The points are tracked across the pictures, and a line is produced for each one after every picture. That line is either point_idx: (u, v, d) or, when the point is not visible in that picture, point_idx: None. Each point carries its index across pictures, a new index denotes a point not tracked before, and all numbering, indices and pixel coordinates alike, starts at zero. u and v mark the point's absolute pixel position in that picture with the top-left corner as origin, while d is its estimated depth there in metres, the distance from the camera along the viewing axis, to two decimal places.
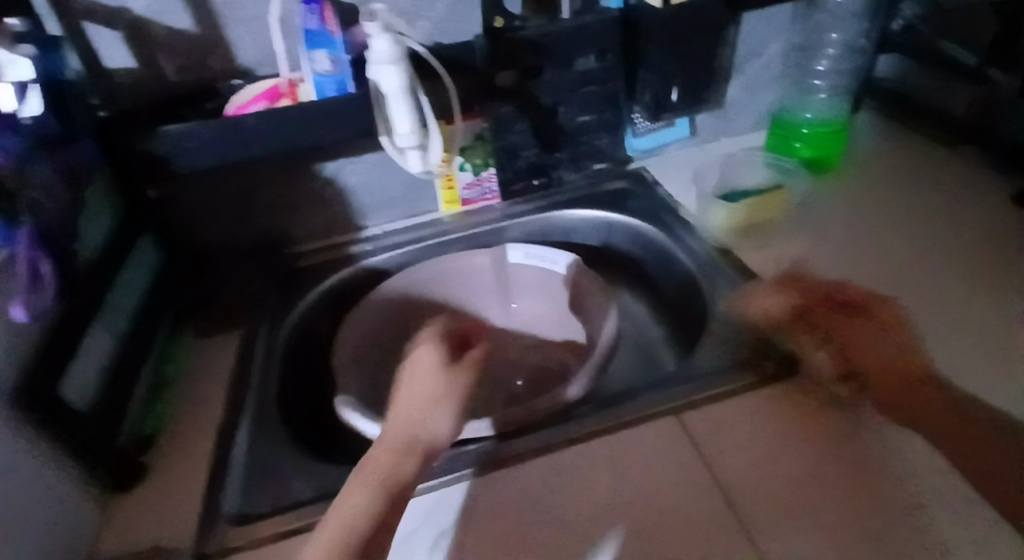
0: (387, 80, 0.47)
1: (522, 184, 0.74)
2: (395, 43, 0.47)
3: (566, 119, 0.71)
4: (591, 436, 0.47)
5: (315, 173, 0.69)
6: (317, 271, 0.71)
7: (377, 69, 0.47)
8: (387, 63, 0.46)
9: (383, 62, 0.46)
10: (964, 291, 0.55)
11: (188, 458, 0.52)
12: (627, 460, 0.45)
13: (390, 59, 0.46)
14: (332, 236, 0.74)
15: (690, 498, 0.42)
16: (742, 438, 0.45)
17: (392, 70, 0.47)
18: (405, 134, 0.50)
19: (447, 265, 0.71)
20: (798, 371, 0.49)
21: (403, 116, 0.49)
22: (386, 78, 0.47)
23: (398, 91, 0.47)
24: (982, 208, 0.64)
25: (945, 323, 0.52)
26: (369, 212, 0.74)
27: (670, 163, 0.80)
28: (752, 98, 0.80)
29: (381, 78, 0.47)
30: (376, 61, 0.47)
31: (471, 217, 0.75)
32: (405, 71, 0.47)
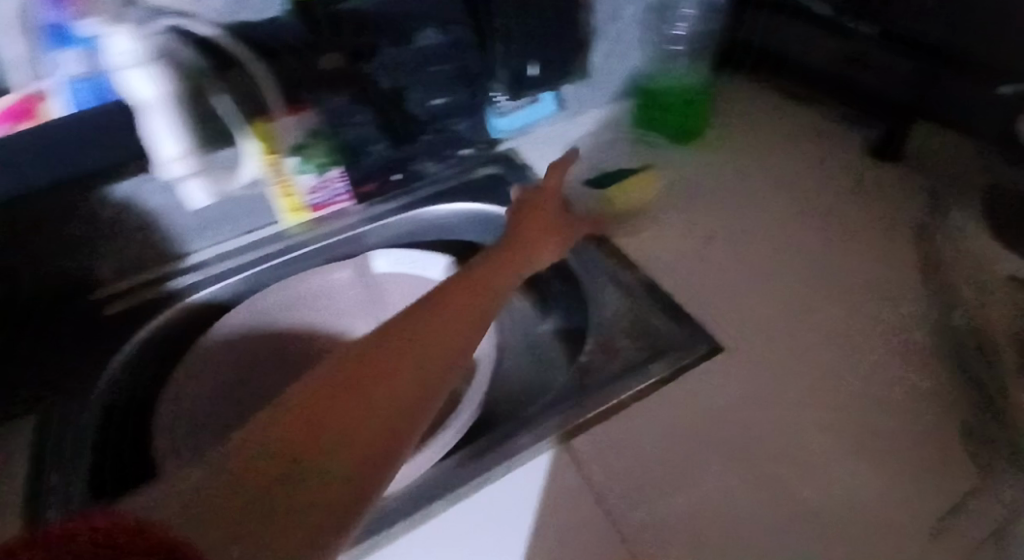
0: (144, 89, 0.45)
1: (378, 181, 0.66)
2: (144, 46, 0.45)
3: (415, 105, 0.63)
4: (474, 481, 0.40)
5: (104, 199, 0.55)
6: (134, 314, 0.58)
7: (124, 78, 0.45)
8: (137, 67, 0.45)
9: (129, 66, 0.45)
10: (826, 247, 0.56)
11: None
12: (519, 504, 0.39)
13: (141, 62, 0.45)
14: (151, 269, 0.61)
15: (597, 528, 0.38)
16: (640, 455, 0.40)
17: (147, 74, 0.45)
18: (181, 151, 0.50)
19: (303, 285, 0.64)
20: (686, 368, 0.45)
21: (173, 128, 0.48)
22: (142, 86, 0.45)
23: (161, 100, 0.47)
24: (836, 158, 0.66)
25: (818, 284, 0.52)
26: (190, 236, 0.62)
27: (537, 143, 0.74)
28: (615, 65, 0.75)
29: (135, 84, 0.45)
30: (121, 66, 0.44)
31: (322, 226, 0.65)
32: (169, 81, 0.47)
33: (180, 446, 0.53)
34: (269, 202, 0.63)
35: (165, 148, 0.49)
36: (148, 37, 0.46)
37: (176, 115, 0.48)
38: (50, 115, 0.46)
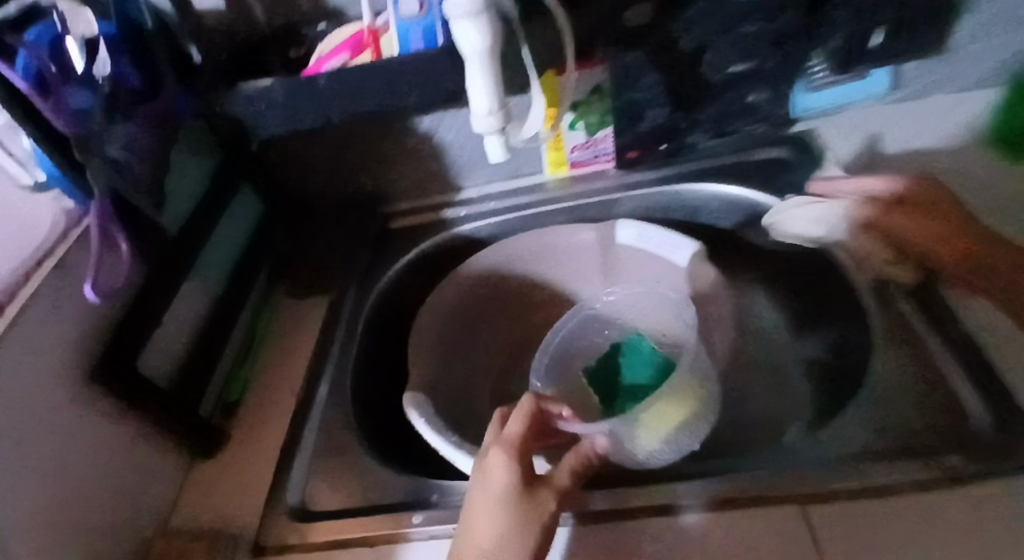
0: (469, 41, 0.40)
1: (644, 150, 0.62)
2: None
3: (711, 70, 0.57)
4: (688, 510, 0.37)
5: (410, 128, 0.62)
6: (409, 234, 0.66)
7: (457, 28, 0.41)
8: (468, 18, 0.40)
9: (461, 15, 0.40)
10: None
11: (260, 430, 0.52)
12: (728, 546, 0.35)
13: (475, 12, 0.40)
14: (426, 196, 0.68)
15: None
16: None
17: (478, 26, 0.40)
18: (485, 119, 0.43)
19: (547, 240, 0.62)
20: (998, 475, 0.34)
21: (484, 93, 0.42)
22: (466, 36, 0.40)
23: (481, 53, 0.41)
24: None
25: None
26: (467, 172, 0.66)
27: (849, 128, 0.62)
28: (994, 38, 0.58)
29: (464, 37, 0.41)
30: (455, 18, 0.40)
31: (582, 184, 0.64)
32: (490, 30, 0.41)
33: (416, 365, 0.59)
34: (539, 157, 0.65)
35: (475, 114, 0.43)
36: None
37: (493, 71, 0.42)
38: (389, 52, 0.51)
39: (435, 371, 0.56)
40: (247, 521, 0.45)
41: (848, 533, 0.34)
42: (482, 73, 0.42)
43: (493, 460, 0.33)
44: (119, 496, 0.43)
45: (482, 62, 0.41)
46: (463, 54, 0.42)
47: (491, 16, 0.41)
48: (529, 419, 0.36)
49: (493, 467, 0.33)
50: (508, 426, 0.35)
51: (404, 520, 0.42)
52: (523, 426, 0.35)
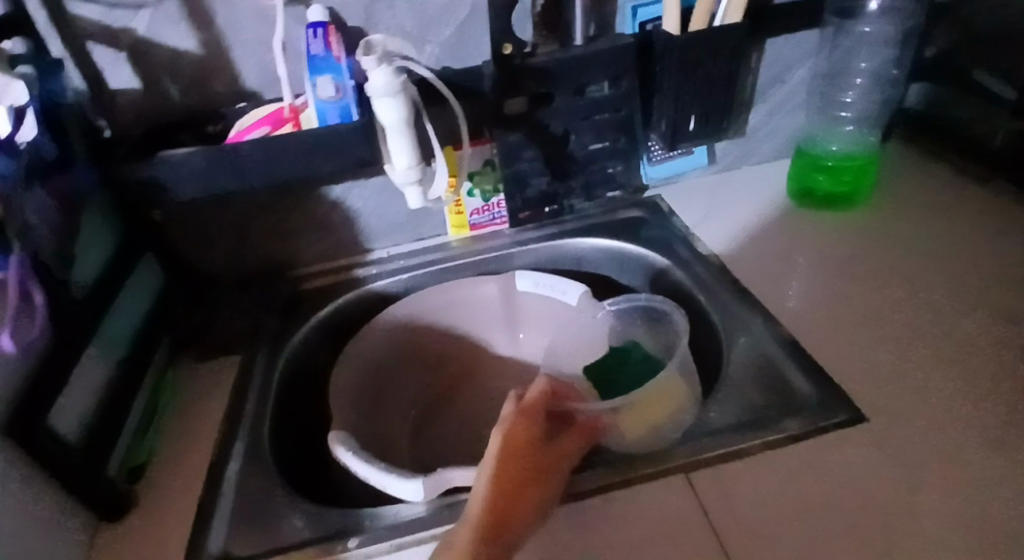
0: (387, 114, 0.50)
1: (531, 212, 0.73)
2: (393, 73, 0.50)
3: (578, 147, 0.70)
4: (600, 489, 0.44)
5: (321, 197, 0.68)
6: (320, 295, 0.69)
7: (377, 103, 0.50)
8: (387, 97, 0.50)
9: (382, 94, 0.50)
10: (992, 330, 0.52)
11: (173, 493, 0.51)
12: (633, 514, 0.42)
13: (394, 92, 0.50)
14: (337, 259, 0.72)
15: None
16: (755, 506, 0.41)
17: (394, 103, 0.50)
18: (405, 171, 0.54)
19: (453, 293, 0.69)
20: (817, 432, 0.45)
21: (405, 151, 0.53)
22: (385, 111, 0.50)
23: (399, 124, 0.51)
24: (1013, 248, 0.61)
25: (979, 377, 0.48)
26: (376, 235, 0.72)
27: (688, 192, 0.78)
28: (776, 124, 0.78)
29: (382, 110, 0.50)
30: (375, 96, 0.50)
31: (480, 242, 0.73)
32: (406, 106, 0.51)
33: None
34: (442, 220, 0.73)
35: (396, 168, 0.54)
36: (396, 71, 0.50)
37: (411, 136, 0.52)
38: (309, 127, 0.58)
39: (354, 417, 0.59)
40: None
41: (721, 488, 0.42)
42: (401, 140, 0.52)
43: (511, 419, 0.44)
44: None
45: (400, 130, 0.51)
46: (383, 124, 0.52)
47: (405, 93, 0.51)
48: (545, 394, 0.46)
49: (513, 427, 0.43)
50: (528, 395, 0.46)
51: (338, 547, 0.43)
52: (538, 398, 0.46)
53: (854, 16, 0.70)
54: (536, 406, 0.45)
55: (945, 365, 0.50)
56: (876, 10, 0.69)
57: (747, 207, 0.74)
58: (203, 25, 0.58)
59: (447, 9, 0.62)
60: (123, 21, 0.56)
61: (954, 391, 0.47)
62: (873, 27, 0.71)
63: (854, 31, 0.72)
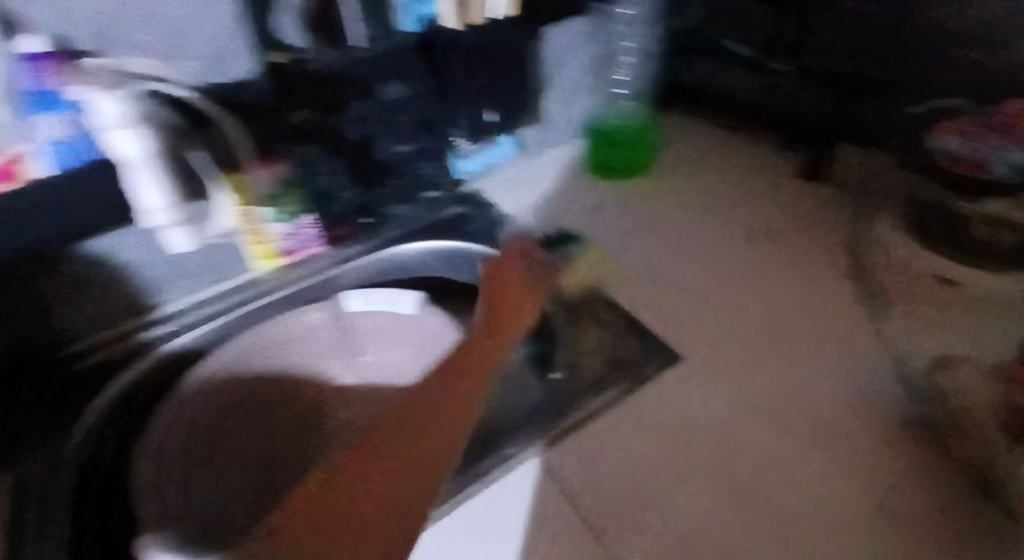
0: (129, 147, 0.47)
1: (347, 227, 0.68)
2: (128, 105, 0.47)
3: (381, 152, 0.67)
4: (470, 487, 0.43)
5: (81, 257, 0.56)
6: (104, 369, 0.59)
7: (110, 136, 0.47)
8: (124, 130, 0.46)
9: (116, 129, 0.46)
10: (760, 270, 0.64)
11: None
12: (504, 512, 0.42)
13: (130, 123, 0.47)
14: (119, 323, 0.62)
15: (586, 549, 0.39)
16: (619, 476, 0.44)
17: (135, 134, 0.47)
18: (156, 207, 0.51)
19: (275, 331, 0.63)
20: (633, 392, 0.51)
21: (153, 189, 0.50)
22: (125, 144, 0.47)
23: (144, 158, 0.48)
24: (764, 195, 0.75)
25: (757, 313, 0.59)
26: (162, 287, 0.64)
27: (501, 182, 0.80)
28: (565, 109, 0.82)
29: (122, 143, 0.47)
30: (109, 129, 0.46)
31: (298, 269, 0.67)
32: (151, 138, 0.48)
33: (160, 482, 0.51)
34: (240, 253, 0.65)
35: (144, 209, 0.50)
36: (131, 103, 0.47)
37: (161, 169, 0.49)
38: (26, 180, 0.45)
39: (178, 498, 0.50)
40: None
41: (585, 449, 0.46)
42: (148, 176, 0.49)
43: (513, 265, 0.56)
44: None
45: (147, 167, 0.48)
46: (119, 160, 0.48)
47: (145, 126, 0.48)
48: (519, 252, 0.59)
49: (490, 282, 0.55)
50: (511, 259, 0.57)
51: None
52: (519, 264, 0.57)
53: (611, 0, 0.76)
54: (502, 271, 0.57)
55: (732, 308, 0.60)
56: None
57: (554, 189, 0.78)
58: None
59: (197, 22, 0.55)
60: None
61: (740, 329, 0.57)
62: (628, 8, 0.78)
63: (612, 14, 0.78)
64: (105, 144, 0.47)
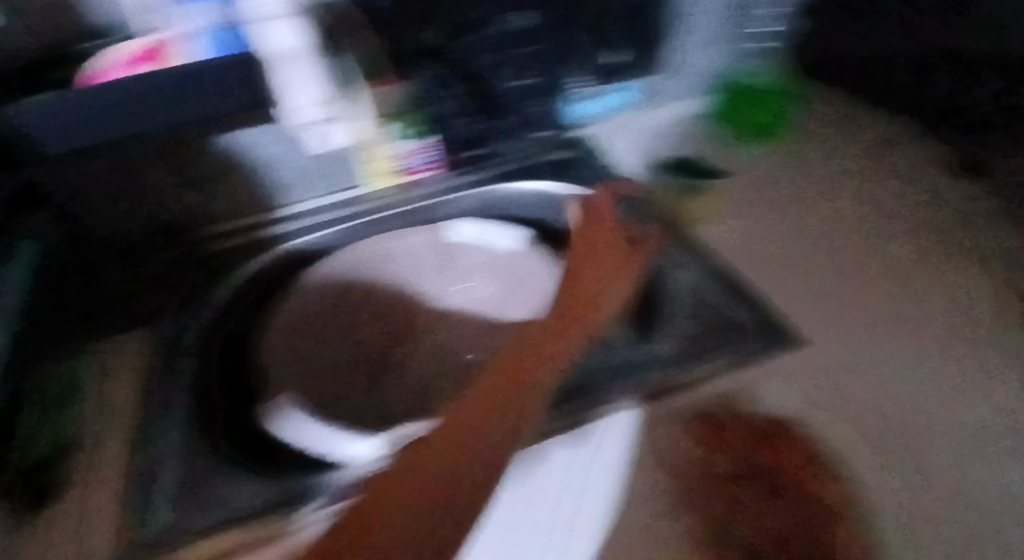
0: (286, 39, 0.47)
1: (462, 156, 0.70)
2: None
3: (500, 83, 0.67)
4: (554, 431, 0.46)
5: (223, 148, 0.60)
6: (235, 256, 0.64)
7: (268, 28, 0.46)
8: (281, 20, 0.46)
9: (276, 20, 0.46)
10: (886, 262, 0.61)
11: (95, 484, 0.44)
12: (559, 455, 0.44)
13: (286, 14, 0.46)
14: (247, 217, 0.66)
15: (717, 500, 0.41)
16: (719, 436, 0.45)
17: (291, 26, 0.47)
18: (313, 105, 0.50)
19: (386, 246, 0.66)
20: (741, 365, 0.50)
21: (309, 85, 0.49)
22: (281, 35, 0.47)
23: (300, 49, 0.47)
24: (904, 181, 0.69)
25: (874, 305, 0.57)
26: (286, 189, 0.67)
27: (615, 130, 0.77)
28: (693, 56, 0.77)
29: (279, 36, 0.47)
30: (268, 20, 0.46)
31: (408, 191, 0.69)
32: (307, 31, 0.48)
33: (271, 366, 0.56)
34: (357, 169, 0.67)
35: (300, 106, 0.50)
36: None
37: (317, 64, 0.49)
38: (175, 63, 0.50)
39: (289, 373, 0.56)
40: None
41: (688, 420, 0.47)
42: (307, 68, 0.48)
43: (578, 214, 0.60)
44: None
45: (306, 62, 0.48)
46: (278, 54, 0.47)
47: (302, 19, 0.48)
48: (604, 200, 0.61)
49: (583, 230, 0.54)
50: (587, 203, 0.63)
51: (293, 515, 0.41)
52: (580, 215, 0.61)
53: None
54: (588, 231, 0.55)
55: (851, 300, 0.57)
56: None
57: (672, 146, 0.75)
58: None
59: None
60: None
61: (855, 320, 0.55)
62: None
63: None
64: (263, 39, 0.47)
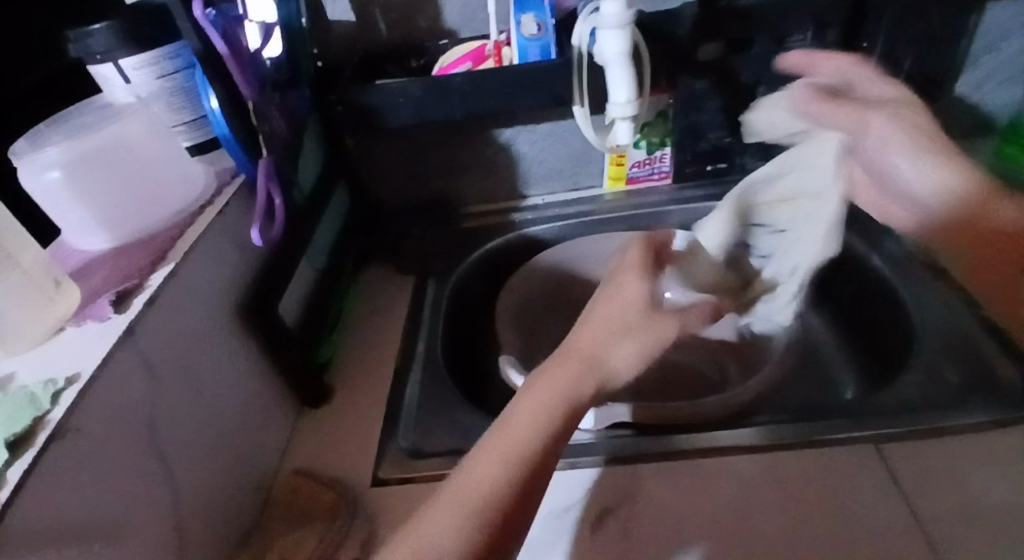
0: (613, 45, 0.49)
1: (695, 168, 0.70)
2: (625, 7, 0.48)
3: None
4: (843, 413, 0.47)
5: (494, 138, 0.71)
6: (481, 231, 0.73)
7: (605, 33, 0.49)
8: (615, 27, 0.48)
9: (610, 25, 0.48)
10: None
11: (360, 389, 0.55)
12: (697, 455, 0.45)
13: (621, 24, 0.48)
14: (496, 200, 0.75)
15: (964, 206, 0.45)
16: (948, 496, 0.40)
17: (617, 35, 0.48)
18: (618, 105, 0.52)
19: (605, 243, 0.70)
20: (1003, 424, 0.44)
21: (621, 82, 0.51)
22: (609, 41, 0.49)
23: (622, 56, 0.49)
24: None
25: None
26: (533, 181, 0.75)
27: None
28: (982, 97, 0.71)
29: (606, 42, 0.49)
30: (607, 24, 0.48)
31: (637, 197, 0.72)
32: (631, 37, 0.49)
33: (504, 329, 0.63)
34: (601, 169, 0.74)
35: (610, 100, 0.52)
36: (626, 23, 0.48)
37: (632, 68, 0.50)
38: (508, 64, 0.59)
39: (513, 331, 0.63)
40: (341, 463, 0.47)
41: (919, 476, 0.42)
42: (626, 67, 0.50)
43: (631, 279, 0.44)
44: (239, 449, 0.44)
45: (621, 61, 0.49)
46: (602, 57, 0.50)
47: (630, 28, 0.49)
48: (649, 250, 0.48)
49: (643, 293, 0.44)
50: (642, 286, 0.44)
51: None
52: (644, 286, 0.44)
53: None
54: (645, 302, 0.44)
55: None
56: None
57: None
58: None
59: None
60: None
61: None
62: None
63: None
64: (596, 44, 0.50)
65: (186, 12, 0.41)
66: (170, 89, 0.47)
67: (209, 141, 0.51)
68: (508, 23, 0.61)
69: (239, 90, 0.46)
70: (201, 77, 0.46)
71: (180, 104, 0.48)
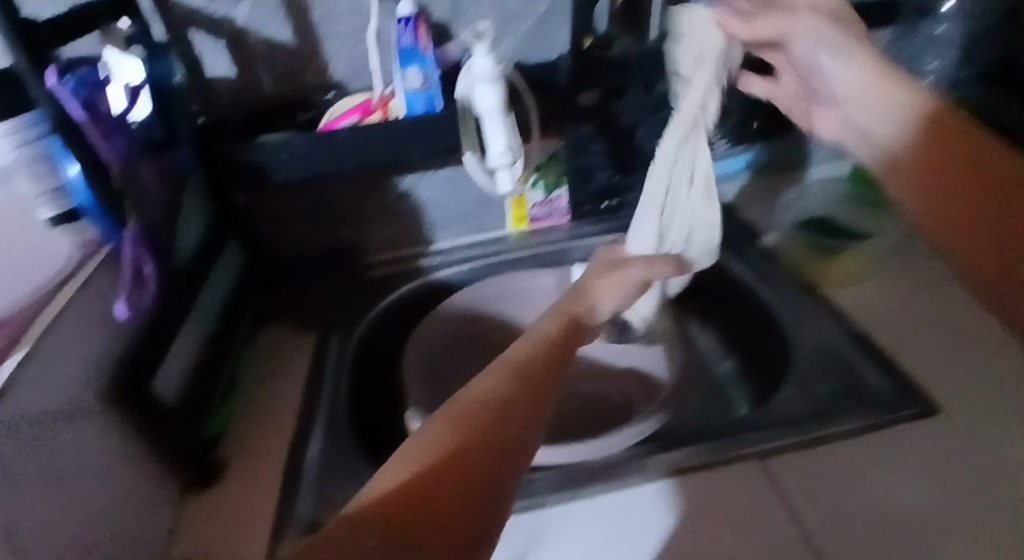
0: (486, 99, 0.53)
1: (590, 206, 0.73)
2: (494, 64, 0.53)
3: (644, 142, 0.69)
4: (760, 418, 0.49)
5: (392, 186, 0.71)
6: (386, 279, 0.72)
7: (479, 88, 0.53)
8: (488, 82, 0.52)
9: (484, 80, 0.53)
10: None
11: (256, 459, 0.52)
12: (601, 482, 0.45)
13: (492, 79, 0.53)
14: (401, 248, 0.75)
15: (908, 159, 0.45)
16: (830, 502, 0.42)
17: (492, 90, 0.53)
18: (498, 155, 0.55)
19: (511, 282, 0.71)
20: (876, 426, 0.47)
21: (498, 134, 0.54)
22: (483, 95, 0.53)
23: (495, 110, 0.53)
24: None
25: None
26: (438, 227, 0.75)
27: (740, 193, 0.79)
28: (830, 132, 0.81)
29: (481, 97, 0.53)
30: (480, 81, 0.53)
31: (540, 236, 0.74)
32: (503, 92, 0.53)
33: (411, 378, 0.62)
34: (502, 211, 0.75)
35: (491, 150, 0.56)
36: (498, 79, 0.53)
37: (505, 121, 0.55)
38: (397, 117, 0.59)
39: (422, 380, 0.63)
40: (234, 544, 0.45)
41: (803, 487, 0.43)
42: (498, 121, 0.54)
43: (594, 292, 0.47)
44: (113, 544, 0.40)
45: (495, 113, 0.53)
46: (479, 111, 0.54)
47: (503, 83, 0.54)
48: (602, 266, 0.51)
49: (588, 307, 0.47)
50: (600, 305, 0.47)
51: None
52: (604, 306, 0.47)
53: (927, 18, 0.72)
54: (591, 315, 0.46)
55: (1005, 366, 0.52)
56: (951, 11, 0.70)
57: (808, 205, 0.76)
58: (300, 19, 0.61)
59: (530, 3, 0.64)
60: (227, 12, 0.60)
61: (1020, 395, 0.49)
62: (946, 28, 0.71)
63: (924, 33, 0.72)
64: (471, 98, 0.54)
65: (39, 80, 0.39)
66: (30, 156, 0.42)
67: (70, 214, 0.45)
68: (394, 76, 0.61)
69: (103, 156, 0.43)
70: (60, 145, 0.41)
71: (41, 173, 0.43)
